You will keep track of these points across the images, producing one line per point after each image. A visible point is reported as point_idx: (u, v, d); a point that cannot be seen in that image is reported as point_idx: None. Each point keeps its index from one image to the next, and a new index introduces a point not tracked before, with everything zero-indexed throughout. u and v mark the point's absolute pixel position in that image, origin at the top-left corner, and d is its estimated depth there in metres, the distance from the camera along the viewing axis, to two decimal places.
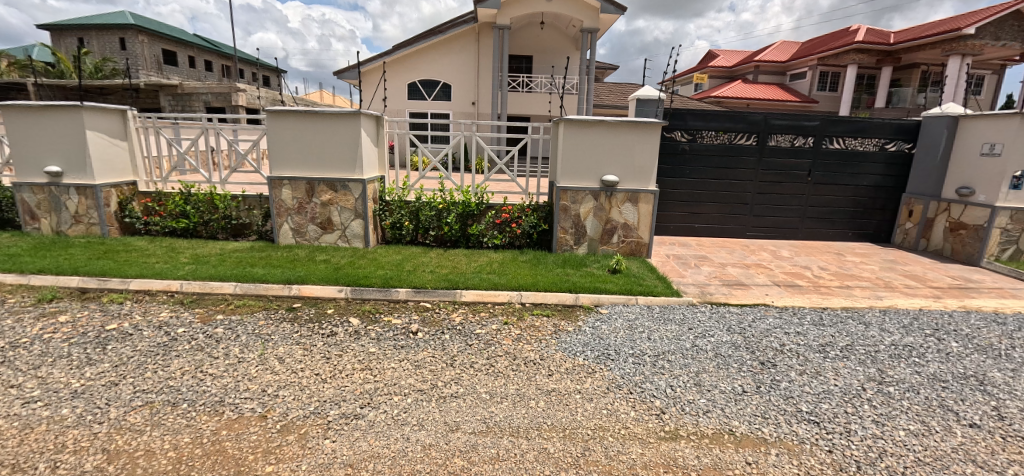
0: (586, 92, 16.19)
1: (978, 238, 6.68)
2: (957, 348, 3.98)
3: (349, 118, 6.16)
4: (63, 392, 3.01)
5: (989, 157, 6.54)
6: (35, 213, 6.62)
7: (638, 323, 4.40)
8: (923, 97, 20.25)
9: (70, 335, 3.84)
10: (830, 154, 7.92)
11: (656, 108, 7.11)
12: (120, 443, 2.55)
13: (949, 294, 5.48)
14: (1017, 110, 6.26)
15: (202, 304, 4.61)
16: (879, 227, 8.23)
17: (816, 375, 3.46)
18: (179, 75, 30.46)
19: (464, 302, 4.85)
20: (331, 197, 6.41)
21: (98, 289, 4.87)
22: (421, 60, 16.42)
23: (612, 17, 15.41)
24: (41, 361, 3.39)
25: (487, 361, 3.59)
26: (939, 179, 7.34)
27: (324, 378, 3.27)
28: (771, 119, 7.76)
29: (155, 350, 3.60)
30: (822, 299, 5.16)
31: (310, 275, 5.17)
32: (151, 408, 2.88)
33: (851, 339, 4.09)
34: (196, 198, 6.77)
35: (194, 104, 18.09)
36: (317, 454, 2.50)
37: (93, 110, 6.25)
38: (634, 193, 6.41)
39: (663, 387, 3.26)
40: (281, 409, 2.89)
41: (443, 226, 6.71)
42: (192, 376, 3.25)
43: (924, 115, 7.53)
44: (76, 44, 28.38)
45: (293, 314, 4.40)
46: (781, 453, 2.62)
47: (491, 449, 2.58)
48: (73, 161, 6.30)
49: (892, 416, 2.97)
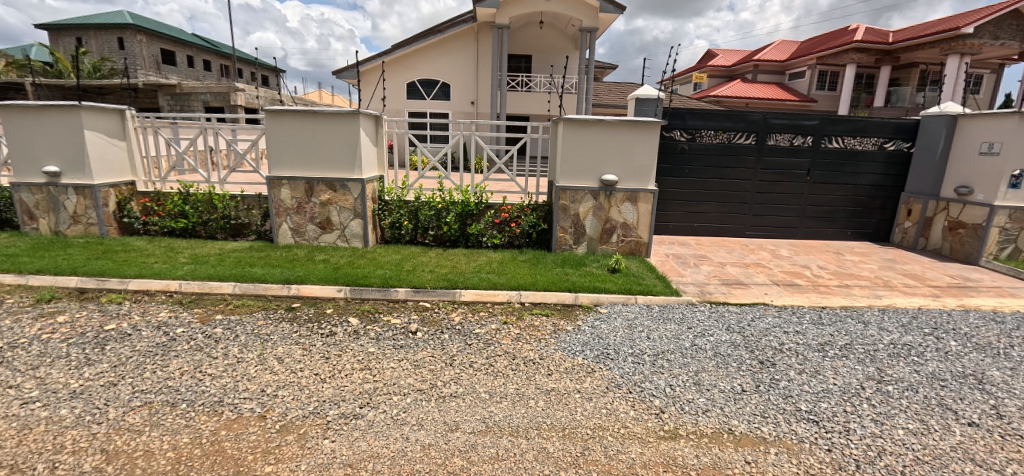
0: (586, 91, 16.17)
1: (977, 237, 6.69)
2: (956, 347, 3.98)
3: (349, 118, 6.15)
4: (62, 392, 3.01)
5: (988, 156, 6.55)
6: (33, 213, 6.61)
7: (637, 322, 4.41)
8: (922, 96, 20.26)
9: (69, 335, 3.83)
10: (829, 153, 7.93)
11: (655, 108, 7.11)
12: (119, 443, 2.55)
13: (948, 293, 5.48)
14: (1015, 109, 6.26)
15: (201, 304, 4.60)
16: (878, 226, 8.24)
17: (815, 374, 3.46)
18: (178, 75, 30.43)
19: (463, 302, 4.85)
20: (330, 197, 6.40)
21: (97, 289, 4.86)
22: (420, 59, 16.40)
23: (612, 16, 15.41)
24: (40, 362, 3.39)
25: (486, 361, 3.58)
26: (937, 178, 7.35)
27: (323, 378, 3.27)
28: (770, 118, 7.76)
29: (154, 350, 3.59)
30: (821, 298, 5.17)
31: (309, 275, 5.17)
32: (150, 408, 2.88)
33: (850, 338, 4.10)
34: (194, 198, 6.76)
35: (193, 104, 18.08)
36: (317, 454, 2.50)
37: (92, 109, 6.24)
38: (633, 192, 6.41)
39: (663, 387, 3.26)
40: (280, 409, 2.89)
41: (443, 225, 6.71)
42: (192, 376, 3.24)
43: (923, 115, 7.53)
44: (74, 44, 28.35)
45: (292, 314, 4.40)
46: (780, 452, 2.63)
47: (491, 448, 2.58)
48: (71, 161, 6.29)
49: (891, 415, 2.97)
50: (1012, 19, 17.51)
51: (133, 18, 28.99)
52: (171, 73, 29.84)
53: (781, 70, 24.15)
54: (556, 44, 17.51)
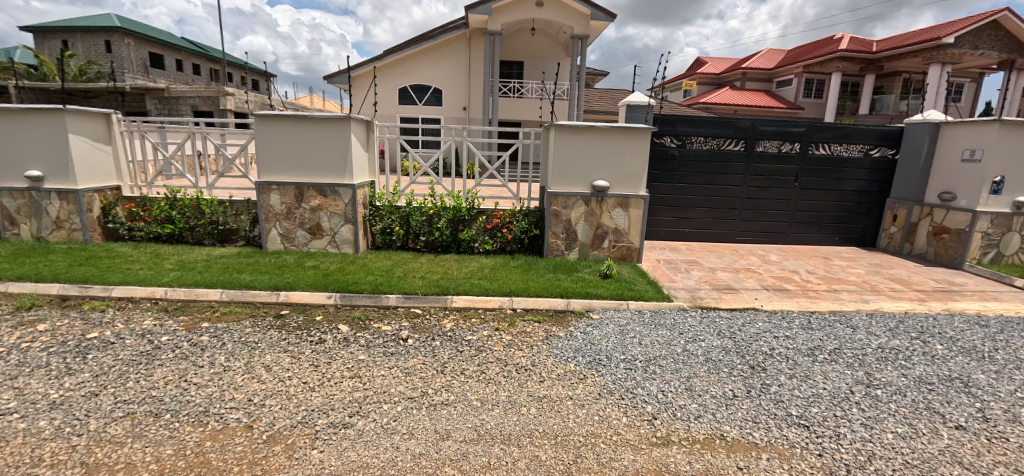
0: (577, 97, 16.25)
1: (961, 242, 6.80)
2: (942, 350, 4.03)
3: (339, 122, 6.08)
4: (41, 403, 2.92)
5: (971, 163, 6.69)
6: (14, 218, 6.45)
7: (629, 327, 4.42)
8: (906, 104, 20.68)
9: (50, 344, 3.74)
10: (816, 159, 8.02)
11: (645, 114, 7.16)
12: (99, 456, 2.48)
13: (934, 297, 5.54)
14: (995, 117, 6.43)
15: (188, 311, 4.53)
16: (865, 231, 8.34)
17: (805, 379, 3.48)
18: (167, 79, 30.15)
19: (455, 309, 4.81)
20: (320, 202, 6.35)
21: (79, 296, 4.76)
22: (412, 64, 16.33)
23: (602, 23, 15.58)
24: (18, 371, 3.30)
25: (478, 368, 3.55)
26: (922, 185, 7.47)
27: (312, 386, 3.22)
28: (759, 125, 7.85)
29: (138, 359, 3.52)
30: (810, 302, 5.22)
31: (299, 281, 5.11)
32: (132, 419, 2.81)
33: (840, 342, 4.14)
34: (182, 203, 6.66)
35: (182, 107, 17.94)
36: (304, 465, 2.45)
37: (77, 113, 6.15)
38: (624, 197, 6.44)
39: (654, 393, 3.26)
40: (267, 418, 2.84)
41: (434, 231, 6.63)
42: (176, 385, 3.18)
43: (906, 122, 7.69)
44: (59, 47, 28.01)
45: (281, 322, 4.32)
46: (771, 457, 2.63)
47: (482, 457, 2.55)
48: (55, 166, 6.18)
49: (880, 419, 2.99)
50: (992, 30, 17.97)
51: (120, 21, 28.75)
52: (160, 76, 29.54)
53: (769, 78, 24.55)
54: (547, 50, 17.50)
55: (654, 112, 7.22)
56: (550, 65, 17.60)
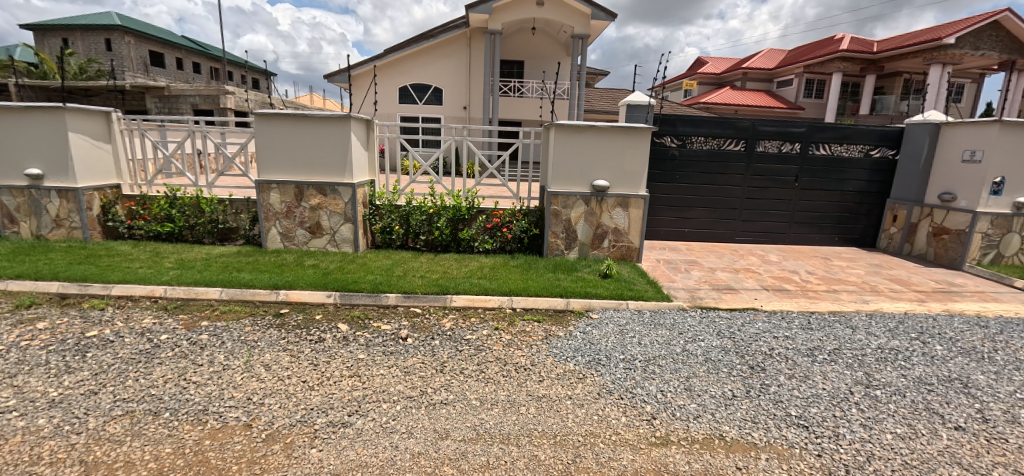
0: (578, 97, 16.25)
1: (960, 243, 6.81)
2: (942, 351, 4.02)
3: (339, 121, 6.08)
4: (40, 402, 2.92)
5: (971, 163, 6.69)
6: (14, 216, 6.45)
7: (629, 327, 4.42)
8: (906, 104, 20.68)
9: (49, 342, 3.73)
10: (816, 160, 8.02)
11: (645, 114, 7.15)
12: (98, 454, 2.48)
13: (934, 298, 5.54)
14: (996, 118, 6.42)
15: (187, 309, 4.52)
16: (865, 232, 8.34)
17: (805, 379, 3.48)
18: (167, 77, 30.13)
19: (454, 308, 4.81)
20: (320, 201, 6.35)
21: (79, 295, 4.75)
22: (412, 63, 16.32)
23: (603, 23, 15.57)
24: (18, 369, 3.30)
25: (477, 368, 3.55)
26: (922, 186, 7.46)
27: (311, 385, 3.22)
28: (759, 125, 7.84)
29: (137, 358, 3.51)
30: (809, 303, 5.22)
31: (298, 280, 5.10)
32: (131, 417, 2.81)
33: (839, 343, 4.14)
34: (182, 201, 6.66)
35: (182, 106, 17.93)
36: (303, 464, 2.45)
37: (77, 112, 6.14)
38: (624, 197, 6.44)
39: (654, 392, 3.26)
40: (266, 417, 2.84)
41: (434, 230, 6.63)
42: (176, 384, 3.18)
43: (906, 122, 7.68)
44: (59, 45, 28.01)
45: (280, 321, 4.32)
46: (771, 457, 2.63)
47: (481, 456, 2.55)
48: (55, 164, 6.17)
49: (880, 419, 2.99)
50: (992, 31, 17.97)
51: (120, 19, 28.72)
52: (160, 75, 29.51)
53: (769, 79, 24.55)
54: (547, 49, 17.49)
55: (654, 112, 7.21)
56: (551, 64, 17.60)
